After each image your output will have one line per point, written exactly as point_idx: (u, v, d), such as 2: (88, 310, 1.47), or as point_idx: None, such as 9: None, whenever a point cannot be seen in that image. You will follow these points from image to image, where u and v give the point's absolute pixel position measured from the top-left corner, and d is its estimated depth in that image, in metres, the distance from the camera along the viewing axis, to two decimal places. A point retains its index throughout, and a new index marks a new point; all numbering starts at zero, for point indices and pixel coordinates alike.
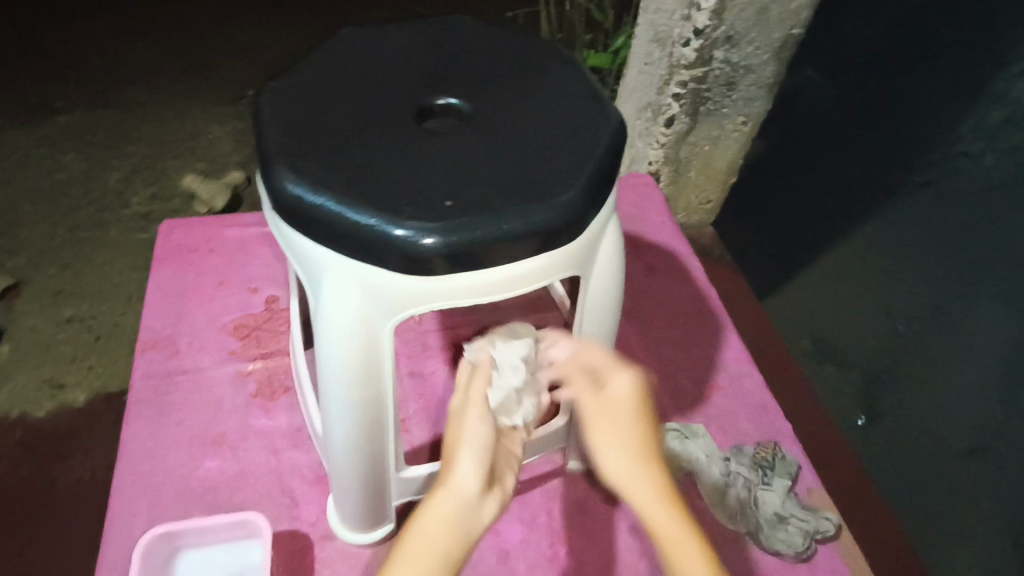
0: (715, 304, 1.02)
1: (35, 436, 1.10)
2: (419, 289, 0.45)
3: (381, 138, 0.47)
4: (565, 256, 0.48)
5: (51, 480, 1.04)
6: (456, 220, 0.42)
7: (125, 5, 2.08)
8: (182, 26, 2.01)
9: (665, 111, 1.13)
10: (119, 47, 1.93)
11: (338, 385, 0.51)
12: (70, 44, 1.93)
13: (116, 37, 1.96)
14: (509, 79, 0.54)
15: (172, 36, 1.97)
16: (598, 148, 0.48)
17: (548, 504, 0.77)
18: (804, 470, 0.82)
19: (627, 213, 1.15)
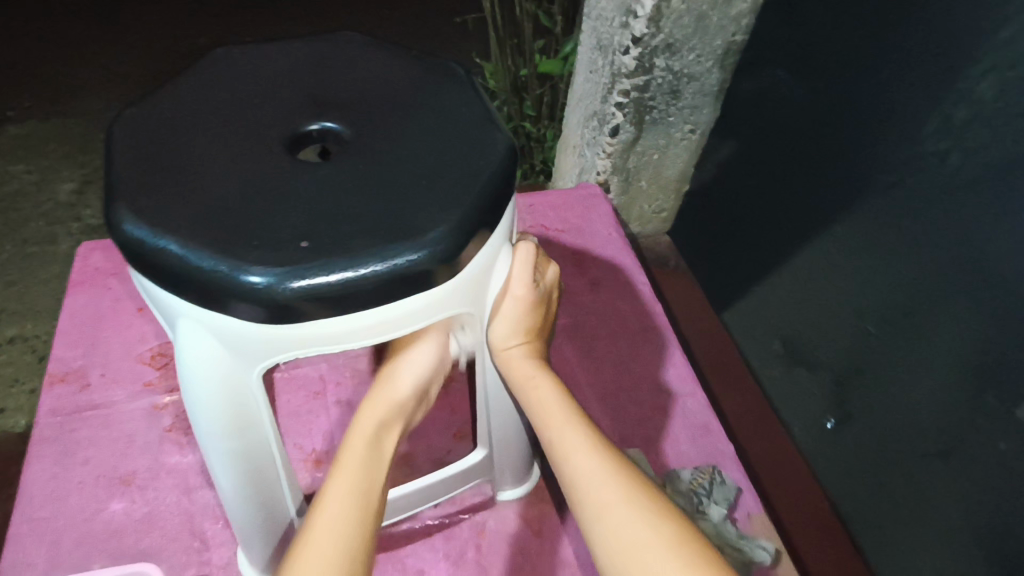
0: (659, 319, 0.99)
1: None
2: (283, 336, 0.42)
3: (248, 173, 0.44)
4: (449, 292, 0.45)
5: None
6: (315, 264, 0.39)
7: (87, 9, 2.02)
8: (145, 29, 1.95)
9: (609, 120, 1.09)
10: (77, 53, 1.86)
11: (209, 437, 0.47)
12: (29, 49, 1.86)
13: (76, 41, 1.90)
14: (399, 104, 0.51)
15: (133, 40, 1.91)
16: (478, 179, 0.45)
17: (477, 539, 0.73)
18: (744, 494, 0.80)
19: (572, 224, 1.11)
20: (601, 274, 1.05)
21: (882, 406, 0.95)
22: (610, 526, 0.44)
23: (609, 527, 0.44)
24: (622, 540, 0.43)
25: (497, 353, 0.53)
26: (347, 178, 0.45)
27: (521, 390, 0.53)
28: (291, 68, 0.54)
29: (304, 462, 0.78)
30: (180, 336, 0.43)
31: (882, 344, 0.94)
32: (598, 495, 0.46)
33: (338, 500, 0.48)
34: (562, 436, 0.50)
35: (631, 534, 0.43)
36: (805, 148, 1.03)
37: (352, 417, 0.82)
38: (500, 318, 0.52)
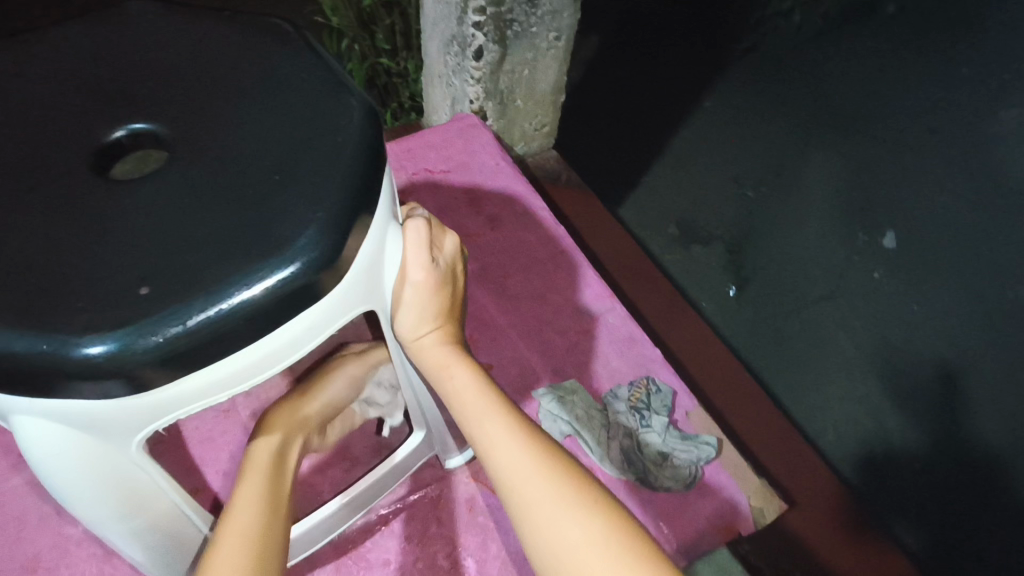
0: (566, 243, 0.97)
1: None
2: (154, 404, 0.35)
3: (53, 213, 0.35)
4: (338, 301, 0.39)
5: None
6: (166, 311, 0.32)
7: None
8: None
9: (471, 43, 1.01)
10: None
11: (104, 521, 0.41)
12: None
13: None
14: (223, 80, 0.42)
15: None
16: (342, 156, 0.39)
17: (435, 513, 0.71)
18: (680, 395, 0.83)
19: (457, 162, 1.05)
20: (498, 208, 1.00)
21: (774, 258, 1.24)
22: (542, 521, 0.41)
23: (543, 524, 0.41)
24: (557, 537, 0.41)
25: (409, 343, 0.48)
26: (181, 189, 0.37)
27: (437, 379, 0.48)
28: (71, 61, 0.43)
29: (232, 488, 0.71)
30: (25, 431, 0.35)
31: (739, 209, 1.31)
32: (529, 495, 0.42)
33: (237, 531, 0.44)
34: (483, 427, 0.45)
35: (565, 530, 0.41)
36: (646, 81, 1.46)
37: None
38: (403, 306, 0.46)
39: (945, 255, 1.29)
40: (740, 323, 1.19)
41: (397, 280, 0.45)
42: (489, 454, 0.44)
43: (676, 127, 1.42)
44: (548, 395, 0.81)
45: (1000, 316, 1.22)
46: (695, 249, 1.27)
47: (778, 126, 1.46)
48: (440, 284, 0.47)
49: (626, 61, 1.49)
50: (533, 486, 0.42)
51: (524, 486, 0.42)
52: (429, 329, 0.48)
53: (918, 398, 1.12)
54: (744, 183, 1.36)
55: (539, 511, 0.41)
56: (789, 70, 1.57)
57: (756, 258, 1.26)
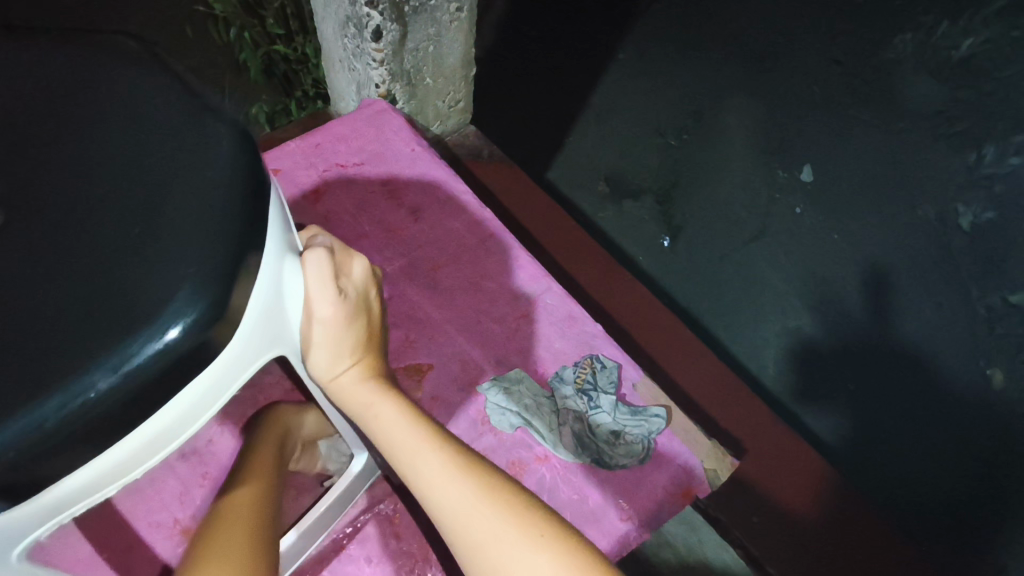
0: (494, 225, 0.93)
1: None
2: (32, 510, 0.33)
3: None
4: (232, 360, 0.36)
5: None
6: (17, 416, 0.29)
7: None
8: None
9: (368, 24, 0.94)
10: None
11: None
12: None
13: None
14: (59, 115, 0.36)
15: None
16: (212, 194, 0.34)
17: (392, 528, 0.68)
18: (625, 368, 0.82)
19: (370, 152, 0.99)
20: (418, 197, 0.96)
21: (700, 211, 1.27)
22: (488, 552, 0.43)
23: (490, 555, 0.43)
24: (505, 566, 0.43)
25: (327, 381, 0.48)
26: (23, 261, 0.32)
27: (363, 418, 0.48)
28: None
29: (169, 539, 0.66)
30: None
31: (665, 164, 1.32)
32: (469, 529, 0.44)
33: None
34: (419, 468, 0.46)
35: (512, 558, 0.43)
36: (558, 39, 1.42)
37: (205, 465, 0.70)
38: (315, 348, 0.45)
39: (861, 182, 1.34)
40: (675, 271, 1.21)
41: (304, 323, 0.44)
42: (428, 493, 0.46)
43: (593, 84, 1.40)
44: (493, 389, 0.79)
45: (914, 236, 1.28)
46: (626, 204, 1.27)
47: (693, 72, 1.46)
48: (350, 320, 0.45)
49: (536, 18, 1.44)
50: (471, 519, 0.44)
51: (466, 519, 0.44)
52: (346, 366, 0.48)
53: (843, 327, 1.18)
54: (667, 133, 1.36)
55: (484, 542, 0.44)
56: (698, 13, 1.56)
57: (685, 205, 1.28)
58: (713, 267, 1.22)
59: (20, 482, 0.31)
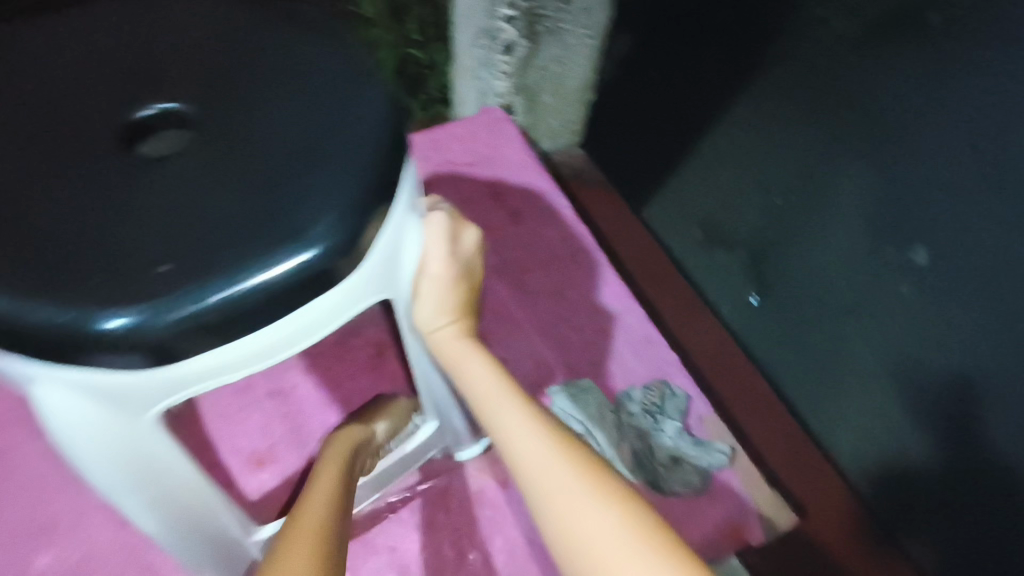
0: (587, 241, 0.96)
1: None
2: (170, 379, 0.36)
3: (72, 188, 0.36)
4: (358, 289, 0.40)
5: None
6: (185, 289, 0.33)
7: None
8: None
9: (501, 37, 1.01)
10: None
11: (113, 497, 0.41)
12: None
13: None
14: (251, 64, 0.42)
15: None
16: (365, 146, 0.39)
17: (444, 503, 0.71)
18: (695, 401, 0.82)
19: (481, 155, 1.05)
20: (520, 203, 1.00)
21: None
22: (559, 510, 0.38)
23: (561, 513, 0.38)
24: (576, 530, 0.37)
25: (426, 333, 0.48)
26: (203, 173, 0.37)
27: (455, 369, 0.47)
28: (101, 38, 0.44)
29: (245, 466, 0.73)
30: (36, 402, 0.35)
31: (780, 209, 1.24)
32: (545, 480, 0.40)
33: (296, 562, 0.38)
34: (503, 416, 0.44)
35: (585, 524, 0.37)
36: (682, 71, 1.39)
37: (289, 407, 0.77)
38: (420, 298, 0.47)
39: None
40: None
41: (416, 272, 0.46)
42: (507, 441, 0.43)
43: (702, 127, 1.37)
44: (561, 394, 0.80)
45: None
46: (718, 252, 1.15)
47: (899, 108, 1.14)
48: (457, 281, 0.47)
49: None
50: (549, 471, 0.40)
51: (542, 473, 0.40)
52: (445, 322, 0.48)
53: None
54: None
55: (557, 498, 0.39)
56: (916, 34, 1.21)
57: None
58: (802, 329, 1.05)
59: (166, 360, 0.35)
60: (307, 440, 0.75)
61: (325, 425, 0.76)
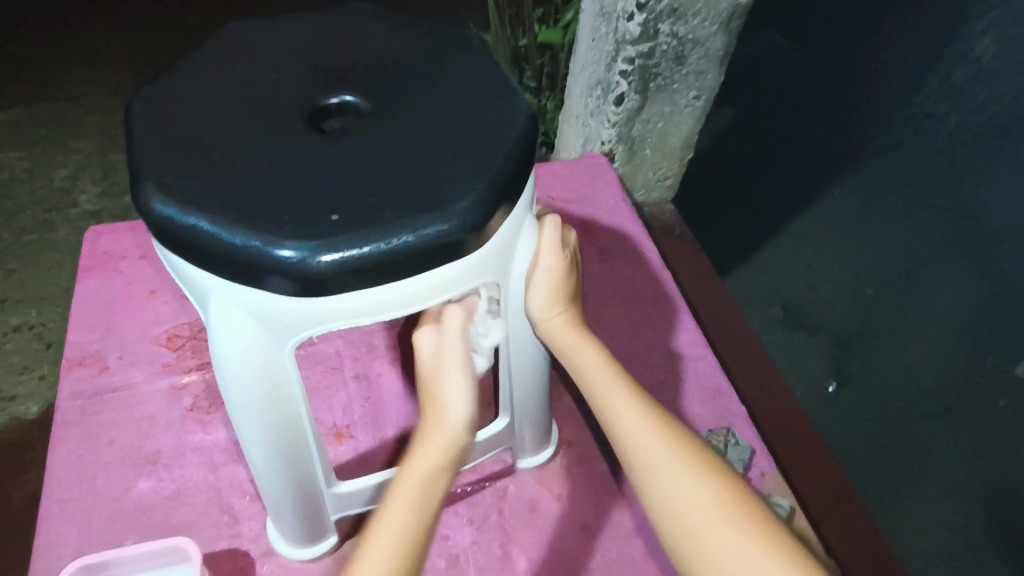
0: (670, 286, 0.99)
1: None
2: (314, 311, 0.43)
3: (268, 148, 0.44)
4: (473, 265, 0.46)
5: (6, 498, 0.99)
6: (345, 236, 0.40)
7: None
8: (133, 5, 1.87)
9: (614, 89, 1.07)
10: (61, 35, 1.78)
11: (242, 411, 0.48)
12: (22, 27, 1.79)
13: (59, 22, 1.81)
14: (417, 75, 0.51)
15: (120, 18, 1.83)
16: (502, 147, 0.45)
17: (500, 504, 0.75)
18: (758, 455, 0.81)
19: (579, 193, 1.11)
20: (608, 242, 1.05)
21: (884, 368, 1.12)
22: (662, 484, 0.47)
23: (663, 486, 0.47)
24: (675, 500, 0.47)
25: (537, 324, 0.55)
26: (369, 152, 0.44)
27: (564, 356, 0.55)
28: (300, 42, 0.54)
29: (325, 437, 0.79)
30: (213, 314, 0.44)
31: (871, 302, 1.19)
32: (651, 455, 0.49)
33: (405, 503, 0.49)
34: (610, 401, 0.52)
35: (684, 496, 0.46)
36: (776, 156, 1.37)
37: (371, 390, 0.83)
38: (534, 288, 0.53)
39: None
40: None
41: (532, 264, 0.53)
42: (613, 421, 0.51)
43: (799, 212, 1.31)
44: None
45: None
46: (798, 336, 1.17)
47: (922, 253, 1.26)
48: (567, 274, 0.54)
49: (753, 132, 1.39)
50: (653, 448, 0.49)
51: (651, 454, 0.49)
52: (556, 313, 0.55)
53: None
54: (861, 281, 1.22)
55: (658, 472, 0.48)
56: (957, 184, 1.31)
57: (862, 354, 1.14)
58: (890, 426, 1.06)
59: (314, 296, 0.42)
60: (383, 422, 0.81)
61: (401, 413, 0.81)
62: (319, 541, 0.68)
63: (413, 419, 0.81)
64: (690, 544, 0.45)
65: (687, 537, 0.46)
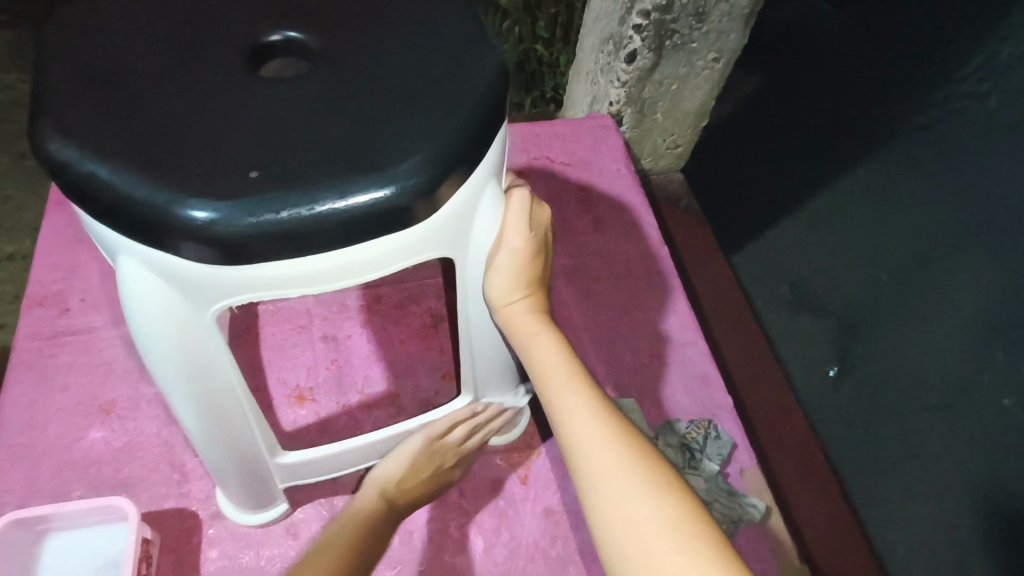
0: (666, 263, 0.94)
1: None
2: (234, 279, 0.38)
3: (190, 87, 0.39)
4: (421, 238, 0.41)
5: None
6: (265, 198, 0.35)
7: None
8: None
9: (626, 45, 0.98)
10: None
11: (164, 378, 0.44)
12: None
13: None
14: (379, 14, 0.45)
15: None
16: (462, 104, 0.40)
17: (462, 483, 0.71)
18: (739, 449, 0.77)
19: (580, 157, 1.04)
20: (606, 211, 0.99)
21: (883, 364, 1.05)
22: (612, 498, 0.42)
23: (614, 501, 0.41)
24: (625, 517, 0.41)
25: (499, 309, 0.51)
26: (306, 100, 0.39)
27: (522, 343, 0.50)
28: None
29: (287, 399, 0.75)
30: (123, 273, 0.39)
31: (883, 295, 1.10)
32: (603, 469, 0.43)
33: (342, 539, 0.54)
34: (564, 402, 0.47)
35: (636, 515, 0.40)
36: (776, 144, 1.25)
37: (339, 352, 0.79)
38: (493, 271, 0.48)
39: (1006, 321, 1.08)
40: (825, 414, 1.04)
41: (493, 246, 0.47)
42: (566, 425, 0.46)
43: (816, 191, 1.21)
44: None
45: None
46: (801, 319, 1.10)
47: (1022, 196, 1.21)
48: (534, 256, 0.49)
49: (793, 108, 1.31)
50: (605, 458, 0.43)
51: (602, 465, 0.43)
52: (518, 297, 0.50)
53: None
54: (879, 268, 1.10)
55: (608, 483, 0.42)
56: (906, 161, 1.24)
57: (866, 344, 1.07)
58: (879, 423, 1.00)
59: (226, 262, 0.37)
60: (349, 387, 0.77)
61: (369, 378, 0.78)
62: (267, 508, 0.65)
63: (380, 386, 0.77)
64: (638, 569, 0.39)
65: (635, 562, 0.39)
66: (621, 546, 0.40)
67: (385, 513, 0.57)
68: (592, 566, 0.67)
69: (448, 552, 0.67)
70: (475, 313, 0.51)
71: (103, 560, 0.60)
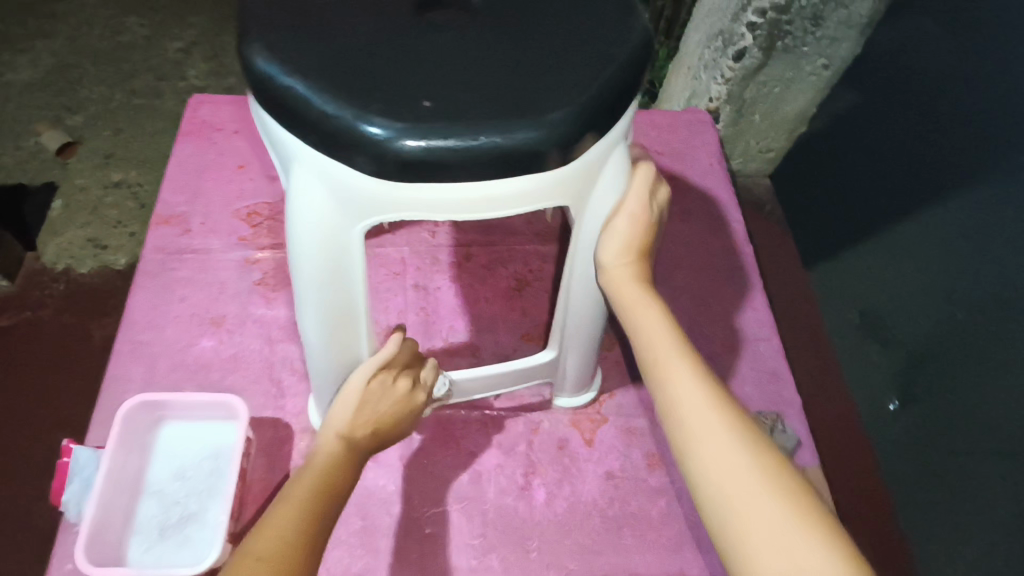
0: (747, 261, 0.95)
1: (77, 292, 1.13)
2: (390, 199, 0.43)
3: (371, 24, 0.43)
4: (554, 183, 0.44)
5: (87, 335, 1.09)
6: (434, 125, 0.39)
7: None
8: None
9: (736, 42, 0.99)
10: None
11: (304, 284, 0.49)
12: None
13: None
14: None
15: None
16: (611, 65, 0.43)
17: (530, 436, 0.75)
18: (803, 447, 0.78)
19: (673, 147, 1.05)
20: (693, 203, 1.00)
21: None
22: (710, 453, 0.45)
23: (711, 456, 0.45)
24: (720, 466, 0.44)
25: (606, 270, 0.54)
26: (473, 47, 0.43)
27: (628, 305, 0.53)
28: None
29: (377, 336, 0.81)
30: (295, 181, 0.44)
31: None
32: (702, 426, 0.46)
33: (285, 519, 0.48)
34: (665, 361, 0.50)
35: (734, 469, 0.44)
36: None
37: (428, 301, 0.84)
38: (609, 233, 0.51)
39: None
40: None
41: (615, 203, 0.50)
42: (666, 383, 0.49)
43: None
44: None
45: None
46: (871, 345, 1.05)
47: None
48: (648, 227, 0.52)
49: None
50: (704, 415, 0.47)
51: (701, 423, 0.46)
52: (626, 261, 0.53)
53: None
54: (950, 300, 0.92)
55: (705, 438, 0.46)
56: None
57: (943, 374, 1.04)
58: None
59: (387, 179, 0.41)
60: (434, 333, 0.82)
61: (453, 328, 0.82)
62: None
63: (462, 337, 0.82)
64: (736, 519, 0.43)
65: (732, 512, 0.43)
66: (718, 499, 0.44)
67: (345, 462, 0.54)
68: (645, 530, 0.70)
69: (511, 497, 0.71)
70: (581, 269, 0.55)
71: (210, 450, 0.67)
